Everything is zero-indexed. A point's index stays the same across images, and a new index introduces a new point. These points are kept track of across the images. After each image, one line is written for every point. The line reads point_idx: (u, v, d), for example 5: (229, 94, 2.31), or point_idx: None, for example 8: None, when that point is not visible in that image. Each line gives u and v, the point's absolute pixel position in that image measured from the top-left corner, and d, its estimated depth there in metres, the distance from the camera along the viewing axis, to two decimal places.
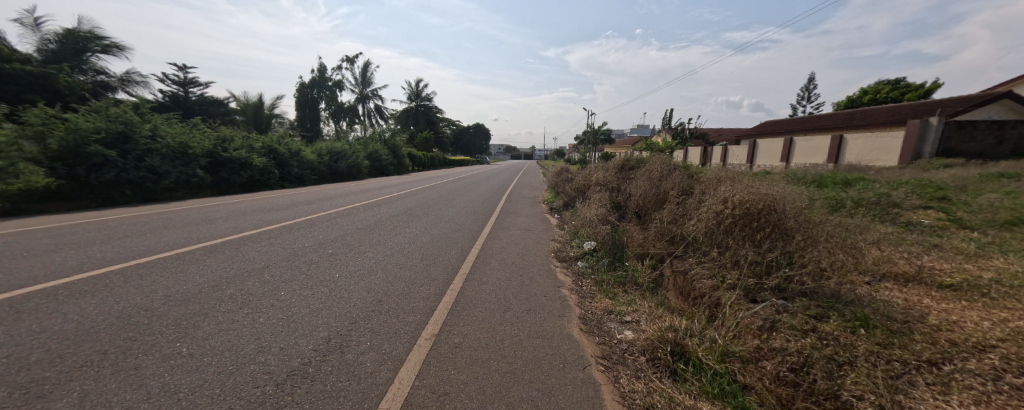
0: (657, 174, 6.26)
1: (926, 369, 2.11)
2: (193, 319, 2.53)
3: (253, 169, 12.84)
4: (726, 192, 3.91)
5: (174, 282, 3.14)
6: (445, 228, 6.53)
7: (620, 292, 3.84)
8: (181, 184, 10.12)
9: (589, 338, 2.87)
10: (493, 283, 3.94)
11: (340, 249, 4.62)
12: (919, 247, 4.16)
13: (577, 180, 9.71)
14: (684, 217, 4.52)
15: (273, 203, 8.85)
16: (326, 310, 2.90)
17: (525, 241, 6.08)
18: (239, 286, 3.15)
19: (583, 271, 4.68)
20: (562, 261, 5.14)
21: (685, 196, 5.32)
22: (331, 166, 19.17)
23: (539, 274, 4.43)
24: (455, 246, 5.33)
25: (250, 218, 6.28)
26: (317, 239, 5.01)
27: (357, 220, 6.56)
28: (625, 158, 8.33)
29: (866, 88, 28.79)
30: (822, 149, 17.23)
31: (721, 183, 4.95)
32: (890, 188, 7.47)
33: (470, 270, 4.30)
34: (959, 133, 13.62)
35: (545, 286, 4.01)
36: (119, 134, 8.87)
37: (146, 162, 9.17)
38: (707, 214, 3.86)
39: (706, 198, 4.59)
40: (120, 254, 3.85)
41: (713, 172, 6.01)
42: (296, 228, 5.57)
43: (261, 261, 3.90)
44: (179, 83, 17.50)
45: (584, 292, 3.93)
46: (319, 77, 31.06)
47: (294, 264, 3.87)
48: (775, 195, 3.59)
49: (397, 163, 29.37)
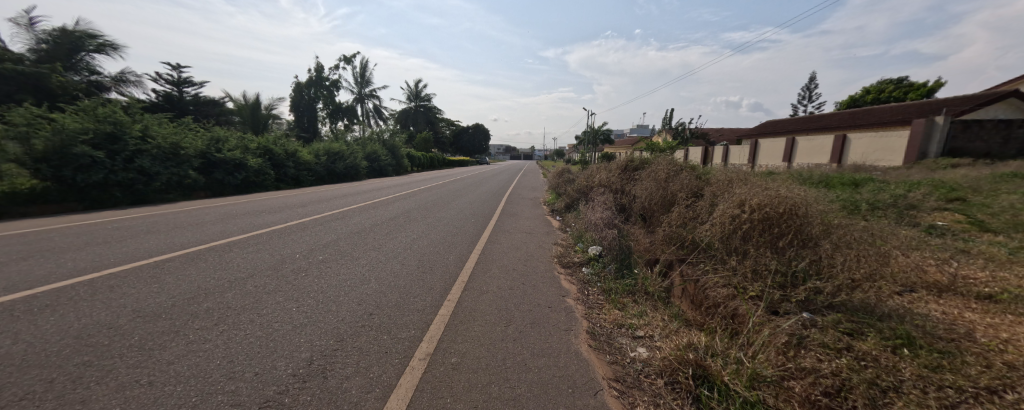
0: (664, 175, 6.02)
1: (987, 398, 1.84)
2: (159, 339, 2.26)
3: (248, 170, 12.57)
4: (742, 195, 3.67)
5: (147, 294, 2.87)
6: (443, 231, 6.28)
7: (629, 303, 3.59)
8: (173, 186, 9.87)
9: (599, 357, 2.62)
10: (494, 293, 3.68)
11: (332, 256, 4.37)
12: (946, 253, 3.92)
13: (579, 181, 9.46)
14: (696, 221, 4.28)
15: (266, 205, 8.57)
16: (311, 326, 2.63)
17: (527, 246, 5.84)
18: (218, 298, 2.88)
19: (588, 278, 4.44)
20: (565, 267, 4.89)
21: (695, 198, 5.08)
22: (328, 167, 18.90)
23: (542, 282, 4.17)
24: (453, 251, 5.06)
25: (240, 222, 6.02)
26: (308, 245, 4.76)
27: (351, 223, 6.30)
28: (628, 159, 8.07)
29: (869, 87, 28.58)
30: (825, 149, 17.01)
31: (733, 185, 4.71)
32: (904, 189, 7.23)
33: (469, 278, 4.05)
34: (965, 132, 13.39)
35: (549, 296, 3.75)
36: (108, 135, 8.60)
37: (136, 163, 8.91)
38: (723, 219, 3.62)
39: (719, 201, 4.36)
40: (94, 263, 3.59)
41: (722, 173, 5.77)
42: (287, 233, 5.31)
43: (246, 269, 3.64)
44: (174, 83, 17.25)
45: (591, 302, 3.67)
46: (318, 77, 30.84)
47: (280, 273, 3.61)
48: (796, 198, 3.35)
49: (395, 163, 29.08)
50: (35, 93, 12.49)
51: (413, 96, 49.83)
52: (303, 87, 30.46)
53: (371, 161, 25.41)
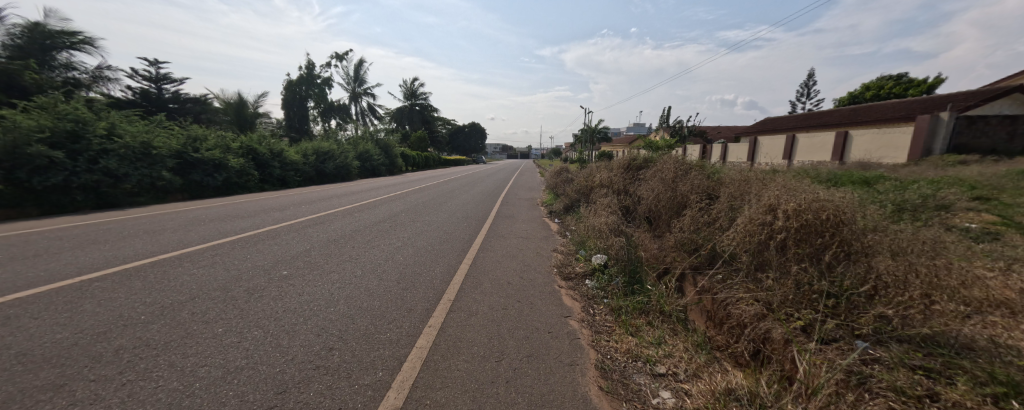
0: (671, 175, 5.51)
1: None
2: (27, 402, 1.68)
3: (229, 170, 11.92)
4: (772, 198, 3.15)
5: (49, 328, 2.31)
6: (431, 238, 5.72)
7: (643, 326, 3.05)
8: (145, 188, 9.26)
9: (614, 406, 2.08)
10: (484, 315, 3.12)
11: (298, 270, 3.78)
12: (1003, 262, 3.41)
13: (578, 182, 8.92)
14: (714, 228, 3.76)
15: (242, 209, 7.95)
16: (250, 370, 2.07)
17: (523, 253, 5.30)
18: (137, 333, 2.31)
19: (592, 293, 3.87)
20: (567, 280, 4.33)
21: (709, 201, 4.56)
22: (317, 167, 18.22)
23: (541, 299, 3.62)
24: (440, 262, 4.51)
25: (205, 229, 5.41)
26: (274, 256, 4.18)
27: (330, 230, 5.71)
28: (631, 157, 7.54)
29: (869, 83, 28.27)
30: (826, 146, 16.58)
31: (753, 185, 4.19)
32: (927, 186, 6.75)
33: (455, 296, 3.48)
34: (970, 128, 13.05)
35: (549, 317, 3.22)
36: (69, 133, 7.95)
37: (100, 164, 8.24)
38: (750, 227, 3.09)
39: (738, 204, 3.85)
40: (5, 284, 3.00)
41: (735, 172, 5.28)
42: (254, 241, 4.73)
43: (190, 290, 3.05)
44: (153, 79, 16.42)
45: (599, 325, 3.12)
46: (308, 74, 30.06)
47: (229, 295, 3.02)
48: (839, 203, 2.83)
49: (389, 163, 28.37)
50: (4, 90, 11.76)
51: (407, 95, 49.10)
52: (293, 85, 29.71)
53: (364, 160, 24.67)
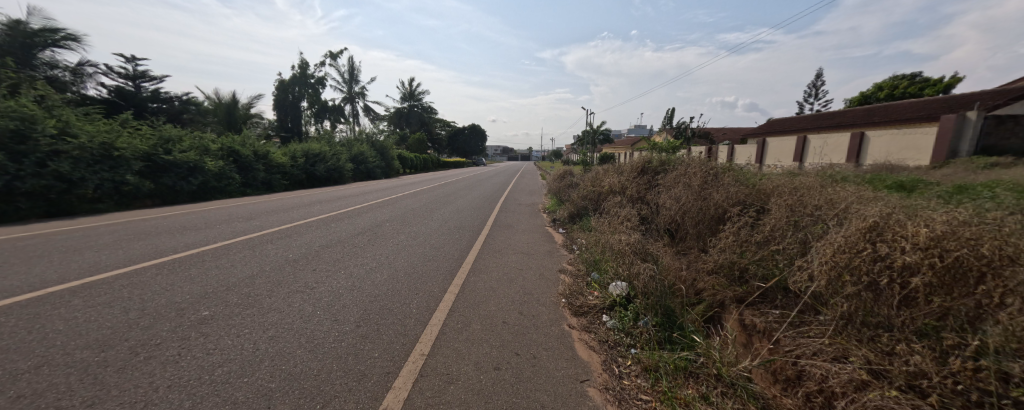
0: (698, 181, 4.62)
1: None
2: None
3: (206, 174, 11.02)
4: (879, 219, 2.18)
5: None
6: (414, 256, 4.82)
7: (697, 402, 2.12)
8: (107, 193, 8.46)
9: None
10: (468, 383, 2.21)
11: (228, 309, 2.86)
12: None
13: (584, 186, 7.97)
14: (777, 256, 2.81)
15: (204, 218, 7.08)
16: None
17: (523, 275, 4.41)
18: None
19: (614, 339, 2.94)
20: (578, 316, 3.39)
21: (751, 214, 3.65)
22: (307, 170, 17.37)
23: (546, 352, 2.68)
24: (420, 292, 3.60)
25: (140, 246, 4.49)
26: (206, 286, 3.28)
27: (297, 245, 4.87)
28: (644, 159, 6.59)
29: (883, 82, 27.25)
30: (841, 147, 15.51)
31: (815, 193, 3.28)
32: (985, 192, 5.82)
33: (431, 350, 2.55)
34: (999, 128, 12.12)
35: (557, 384, 2.28)
36: (13, 133, 7.07)
37: (50, 167, 7.38)
38: (849, 260, 2.13)
39: (804, 220, 2.92)
40: None
41: (775, 177, 4.36)
42: (193, 263, 3.86)
43: (45, 350, 2.12)
44: (132, 77, 15.54)
45: (631, 401, 2.18)
46: (302, 73, 29.30)
47: (100, 358, 2.09)
48: (993, 228, 1.87)
49: (384, 165, 27.44)
50: None
51: (405, 96, 48.22)
52: (286, 84, 28.98)
53: (358, 163, 23.75)
